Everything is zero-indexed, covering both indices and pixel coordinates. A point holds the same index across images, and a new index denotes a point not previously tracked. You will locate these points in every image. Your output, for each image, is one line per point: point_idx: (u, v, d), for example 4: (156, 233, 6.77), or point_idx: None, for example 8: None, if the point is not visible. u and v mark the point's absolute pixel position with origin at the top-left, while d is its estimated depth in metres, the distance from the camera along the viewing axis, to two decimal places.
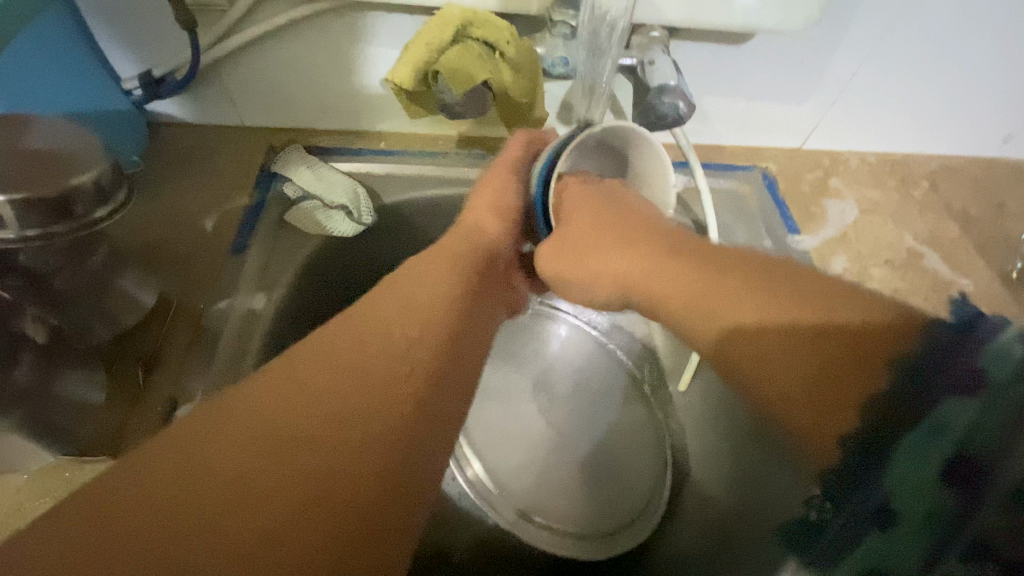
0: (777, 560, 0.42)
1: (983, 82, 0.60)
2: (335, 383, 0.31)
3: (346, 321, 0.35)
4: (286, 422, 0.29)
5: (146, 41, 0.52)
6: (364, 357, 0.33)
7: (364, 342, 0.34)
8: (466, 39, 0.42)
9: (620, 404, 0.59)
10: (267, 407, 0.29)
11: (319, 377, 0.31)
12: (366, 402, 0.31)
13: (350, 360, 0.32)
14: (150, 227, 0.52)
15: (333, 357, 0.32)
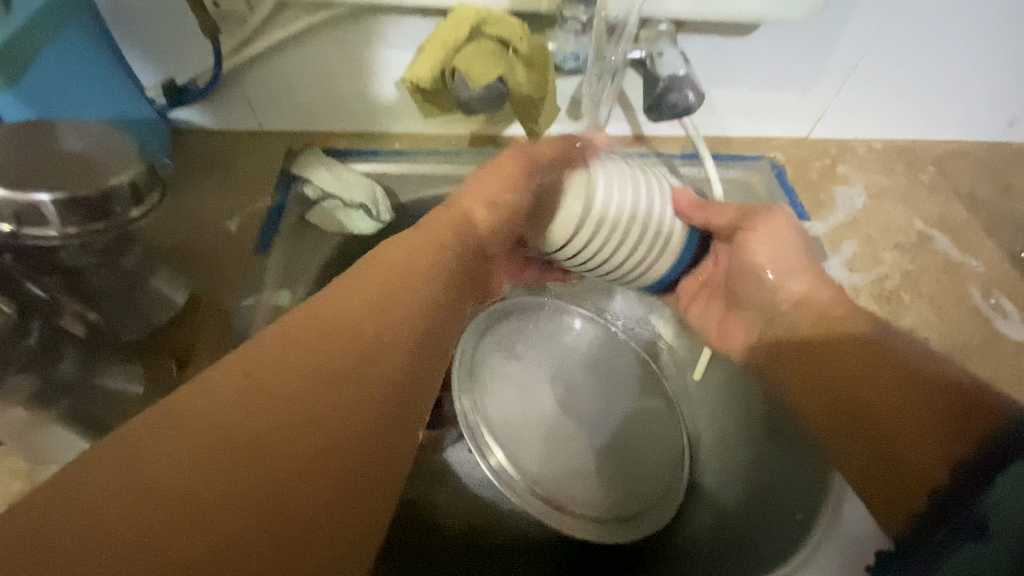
0: (797, 535, 0.43)
1: (986, 66, 0.61)
2: (305, 384, 0.27)
3: (320, 313, 0.31)
4: (251, 418, 0.25)
5: (168, 50, 0.54)
6: (337, 349, 0.29)
7: (334, 334, 0.30)
8: (480, 37, 0.43)
9: (636, 395, 0.61)
10: (226, 397, 0.26)
11: (286, 372, 0.27)
12: (339, 402, 0.28)
13: (316, 355, 0.29)
14: (177, 229, 0.54)
15: (301, 351, 0.28)
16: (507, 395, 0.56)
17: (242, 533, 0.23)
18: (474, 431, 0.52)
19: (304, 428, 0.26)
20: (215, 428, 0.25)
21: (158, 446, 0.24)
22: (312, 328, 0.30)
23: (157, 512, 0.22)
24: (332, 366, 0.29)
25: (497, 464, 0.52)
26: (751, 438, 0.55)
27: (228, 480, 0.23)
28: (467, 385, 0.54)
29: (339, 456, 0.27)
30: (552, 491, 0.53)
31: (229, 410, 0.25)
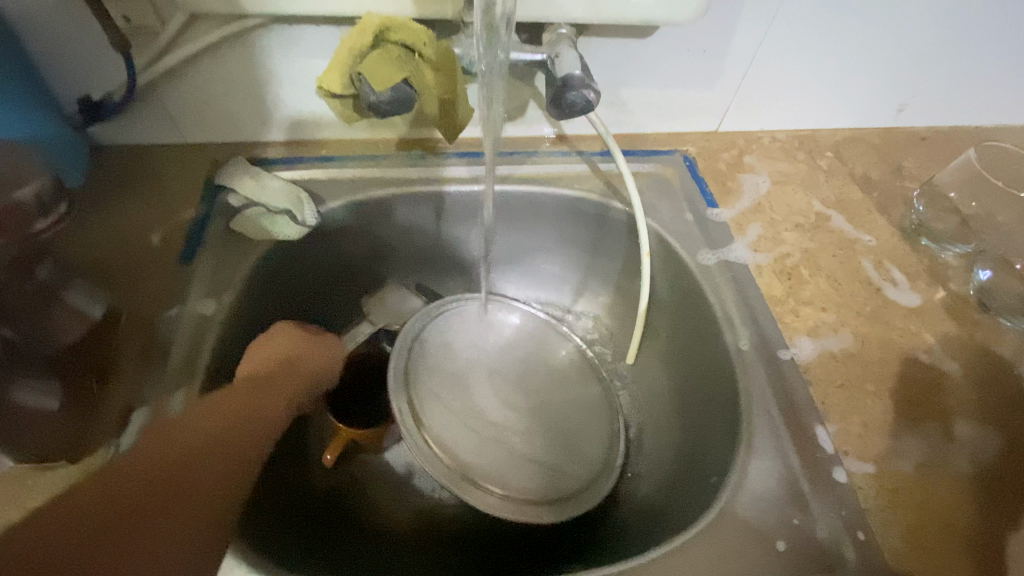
0: (710, 498, 0.46)
1: (866, 59, 0.66)
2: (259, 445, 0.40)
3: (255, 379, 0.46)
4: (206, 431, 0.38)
5: (81, 66, 0.53)
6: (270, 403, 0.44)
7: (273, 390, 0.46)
8: (385, 43, 0.45)
9: (575, 384, 0.63)
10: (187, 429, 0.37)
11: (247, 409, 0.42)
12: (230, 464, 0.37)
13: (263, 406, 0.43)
14: (97, 245, 0.54)
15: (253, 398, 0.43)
16: (446, 392, 0.58)
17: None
18: (410, 426, 0.53)
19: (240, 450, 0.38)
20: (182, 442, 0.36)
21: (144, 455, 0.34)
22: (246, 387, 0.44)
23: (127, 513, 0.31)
24: (267, 406, 0.43)
25: (435, 457, 0.52)
26: (679, 412, 0.58)
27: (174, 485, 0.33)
28: (405, 384, 0.56)
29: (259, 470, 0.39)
30: (490, 479, 0.53)
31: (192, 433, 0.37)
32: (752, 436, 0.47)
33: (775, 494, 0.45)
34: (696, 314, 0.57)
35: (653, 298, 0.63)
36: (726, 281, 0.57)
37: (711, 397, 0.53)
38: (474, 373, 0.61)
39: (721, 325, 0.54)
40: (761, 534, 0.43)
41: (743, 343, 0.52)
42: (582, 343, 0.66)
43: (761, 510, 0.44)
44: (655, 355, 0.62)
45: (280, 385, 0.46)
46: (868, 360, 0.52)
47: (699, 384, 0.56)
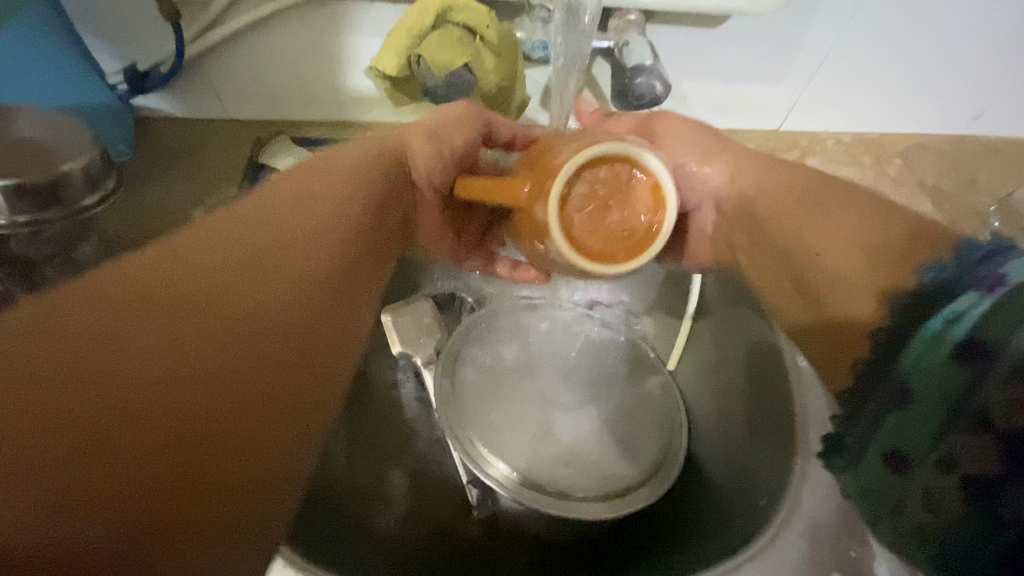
0: (760, 521, 0.45)
1: (950, 60, 0.62)
2: (286, 293, 0.35)
3: (229, 291, 0.33)
4: (134, 401, 0.29)
5: (129, 34, 0.52)
6: (299, 241, 0.36)
7: (314, 206, 0.38)
8: (446, 24, 0.43)
9: (626, 381, 0.60)
10: (147, 363, 0.29)
11: (278, 259, 0.35)
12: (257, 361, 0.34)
13: (299, 240, 0.37)
14: (140, 220, 0.53)
15: (277, 232, 0.36)
16: (486, 391, 0.57)
17: (155, 461, 0.29)
18: (465, 443, 0.53)
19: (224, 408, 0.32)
20: (131, 381, 0.29)
21: (99, 371, 0.28)
22: (207, 313, 0.32)
23: (58, 466, 0.26)
24: (243, 303, 0.33)
25: (495, 473, 0.52)
26: (732, 423, 0.55)
27: (130, 446, 0.28)
28: (446, 394, 0.56)
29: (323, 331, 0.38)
30: (543, 477, 0.52)
31: (127, 353, 0.29)
32: (808, 459, 0.45)
33: (838, 527, 0.42)
34: (752, 326, 0.55)
35: (702, 303, 0.60)
36: None
37: (767, 412, 0.51)
38: (520, 375, 0.59)
39: (779, 341, 0.52)
40: (817, 566, 0.40)
41: (800, 360, 0.50)
42: (633, 335, 0.64)
43: (816, 540, 0.41)
44: (702, 364, 0.60)
45: (292, 209, 0.37)
46: None
47: (753, 395, 0.54)
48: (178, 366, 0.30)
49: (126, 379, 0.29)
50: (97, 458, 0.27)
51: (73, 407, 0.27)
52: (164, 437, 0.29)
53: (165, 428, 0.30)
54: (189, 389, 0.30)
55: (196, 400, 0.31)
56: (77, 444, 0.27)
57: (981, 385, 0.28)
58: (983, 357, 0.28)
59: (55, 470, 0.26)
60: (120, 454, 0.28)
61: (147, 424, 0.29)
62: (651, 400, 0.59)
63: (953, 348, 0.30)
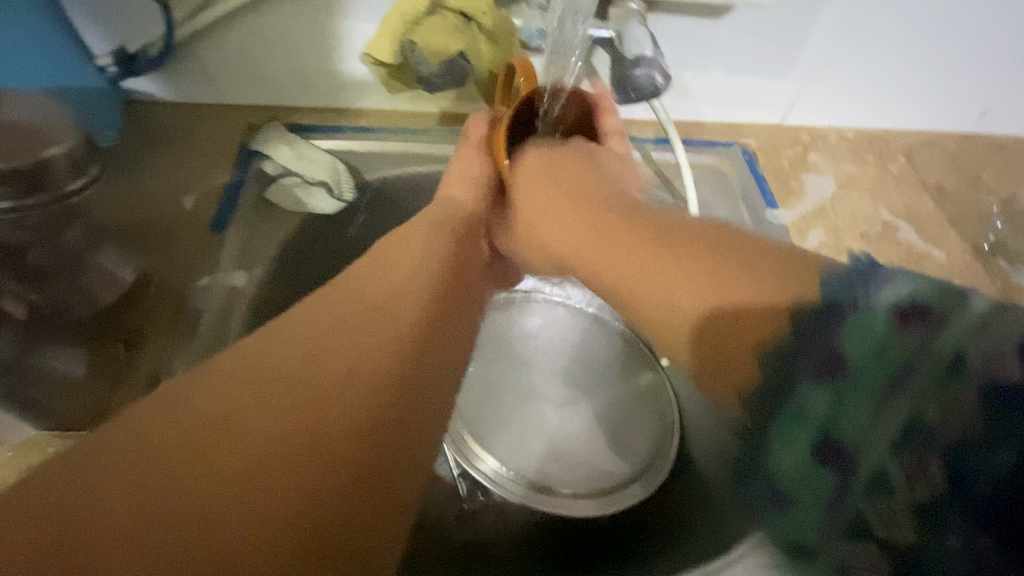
0: (747, 520, 0.45)
1: (959, 56, 0.60)
2: (382, 360, 0.32)
3: (284, 340, 0.31)
4: (165, 458, 0.24)
5: (114, 14, 0.50)
6: (357, 343, 0.32)
7: (345, 308, 0.34)
8: (442, 9, 0.42)
9: (620, 379, 0.59)
10: (253, 517, 0.24)
11: (301, 344, 0.31)
12: (319, 441, 0.27)
13: (328, 324, 0.33)
14: (129, 205, 0.52)
15: (310, 325, 0.32)
16: (476, 388, 0.57)
17: (235, 499, 0.24)
18: (459, 442, 0.53)
19: (313, 440, 0.27)
20: (152, 440, 0.25)
21: (199, 465, 0.25)
22: (258, 408, 0.27)
23: (140, 470, 0.24)
24: (322, 390, 0.29)
25: (489, 471, 0.53)
26: (726, 420, 0.55)
27: (226, 469, 0.25)
28: None
29: (408, 405, 0.31)
30: (534, 473, 0.53)
31: (179, 415, 0.26)
32: None
33: None
34: None
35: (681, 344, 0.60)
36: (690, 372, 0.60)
37: None
38: (511, 373, 0.59)
39: None
40: None
41: None
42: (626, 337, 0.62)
43: None
44: None
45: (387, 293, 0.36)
46: None
47: None
48: (230, 429, 0.26)
49: (162, 435, 0.25)
50: (234, 481, 0.25)
51: (267, 437, 0.26)
52: (277, 486, 0.25)
53: (236, 493, 0.24)
54: (226, 428, 0.26)
55: (250, 443, 0.26)
56: (142, 462, 0.24)
57: (794, 388, 0.23)
58: (928, 520, 0.20)
59: (129, 487, 0.23)
60: (187, 489, 0.24)
61: (254, 479, 0.25)
62: (646, 401, 0.58)
63: (815, 439, 0.22)
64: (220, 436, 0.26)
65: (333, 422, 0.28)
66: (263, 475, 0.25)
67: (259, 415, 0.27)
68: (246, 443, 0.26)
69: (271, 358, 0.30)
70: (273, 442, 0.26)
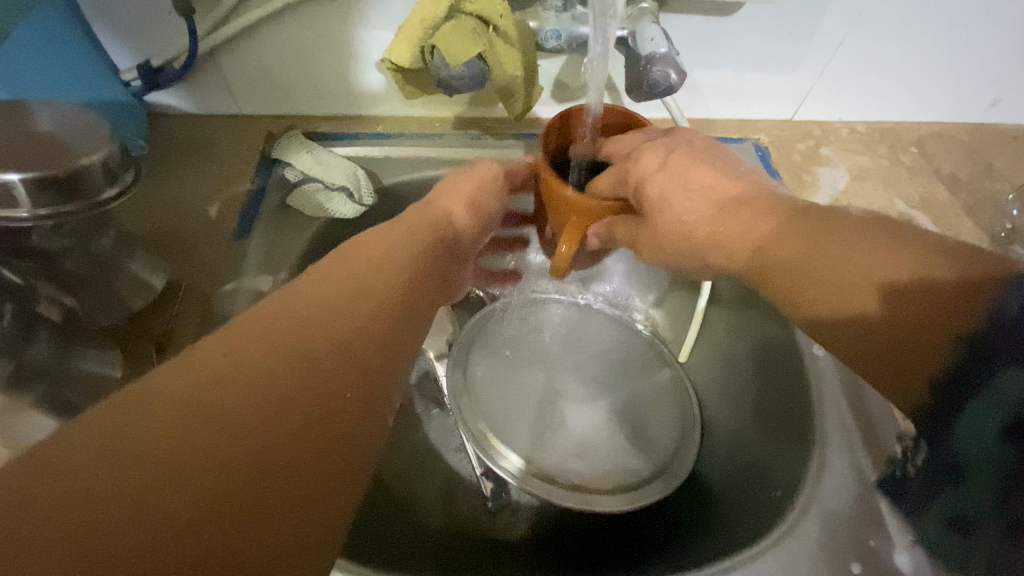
0: (775, 511, 0.45)
1: (967, 47, 0.61)
2: (344, 306, 0.30)
3: (248, 354, 0.26)
4: (119, 446, 0.21)
5: (139, 29, 0.52)
6: (337, 304, 0.30)
7: (310, 315, 0.29)
8: (459, 14, 0.43)
9: (637, 375, 0.60)
10: (245, 475, 0.22)
11: (254, 355, 0.26)
12: (287, 390, 0.25)
13: (287, 338, 0.27)
14: (155, 214, 0.54)
15: (268, 337, 0.27)
16: (494, 387, 0.57)
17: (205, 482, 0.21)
18: (481, 439, 0.53)
19: (266, 462, 0.23)
20: (123, 431, 0.22)
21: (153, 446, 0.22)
22: (238, 374, 0.25)
23: (79, 522, 0.19)
24: (291, 343, 0.27)
25: (511, 467, 0.53)
26: (744, 415, 0.55)
27: (208, 503, 0.21)
28: (462, 391, 0.56)
29: (338, 433, 0.26)
30: (553, 469, 0.53)
31: (130, 456, 0.21)
32: (824, 447, 0.46)
33: (852, 516, 0.42)
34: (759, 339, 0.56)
35: (705, 333, 0.61)
36: (711, 366, 0.60)
37: (778, 418, 0.51)
38: (532, 370, 0.60)
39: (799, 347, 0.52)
40: (835, 557, 0.40)
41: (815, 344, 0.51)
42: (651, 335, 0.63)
43: (834, 529, 0.42)
44: (714, 357, 0.60)
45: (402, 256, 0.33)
46: None
47: (764, 401, 0.53)
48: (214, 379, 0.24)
49: (123, 467, 0.21)
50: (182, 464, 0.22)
51: (208, 402, 0.23)
52: (246, 447, 0.23)
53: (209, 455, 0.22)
54: (194, 404, 0.23)
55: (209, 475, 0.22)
56: (89, 497, 0.20)
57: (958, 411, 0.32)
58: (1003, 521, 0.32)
59: (80, 526, 0.19)
60: (118, 490, 0.20)
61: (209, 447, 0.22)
62: (665, 398, 0.59)
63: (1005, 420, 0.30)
64: (140, 416, 0.23)
65: (298, 368, 0.26)
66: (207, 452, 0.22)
67: (237, 375, 0.25)
68: (184, 420, 0.23)
69: (248, 325, 0.27)
70: (234, 397, 0.24)
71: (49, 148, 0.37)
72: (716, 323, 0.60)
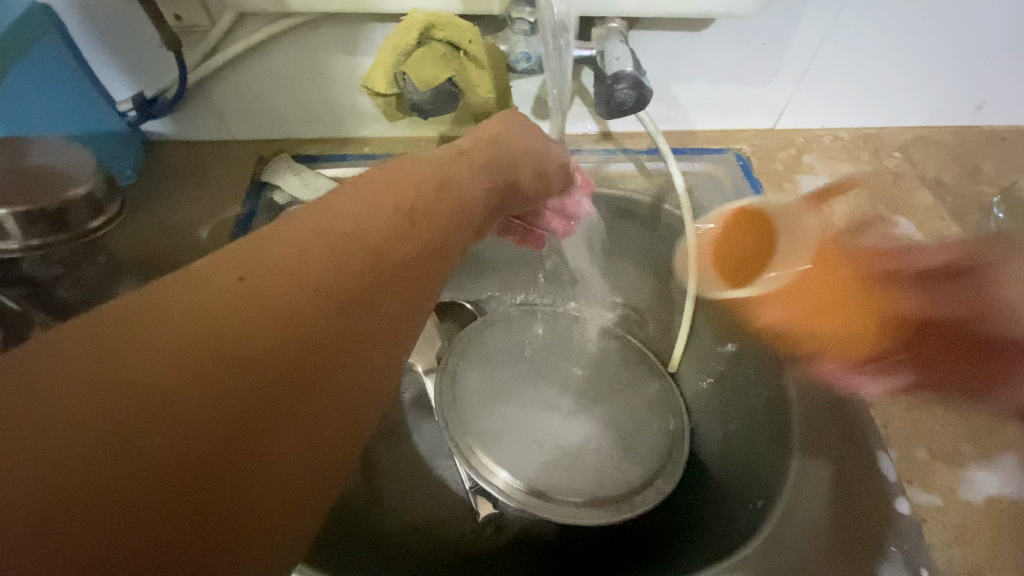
0: (755, 522, 0.44)
1: (944, 53, 0.61)
2: (381, 230, 0.26)
3: (270, 279, 0.22)
4: (114, 369, 0.19)
5: (132, 63, 0.54)
6: (372, 230, 0.26)
7: (344, 245, 0.25)
8: (430, 40, 0.44)
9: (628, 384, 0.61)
10: (243, 423, 0.20)
11: (273, 284, 0.22)
12: (302, 328, 0.22)
13: (317, 269, 0.23)
14: (149, 239, 0.56)
15: (293, 264, 0.23)
16: (485, 402, 0.58)
17: (200, 425, 0.19)
18: (470, 457, 0.54)
19: (266, 409, 0.21)
20: (117, 353, 0.19)
21: (148, 375, 0.19)
22: (252, 304, 0.22)
23: (70, 447, 0.17)
24: (317, 271, 0.23)
25: (502, 484, 0.53)
26: (732, 423, 0.55)
27: (191, 449, 0.19)
28: (450, 408, 0.56)
29: (349, 381, 0.23)
30: (546, 484, 0.53)
31: (127, 386, 0.19)
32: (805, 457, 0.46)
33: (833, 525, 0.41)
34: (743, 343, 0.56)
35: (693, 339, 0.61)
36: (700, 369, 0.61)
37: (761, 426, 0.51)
38: (522, 382, 0.60)
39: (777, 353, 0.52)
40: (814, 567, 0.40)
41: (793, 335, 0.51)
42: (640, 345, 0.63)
43: (813, 538, 0.41)
44: (702, 364, 0.61)
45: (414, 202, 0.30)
46: (939, 383, 0.48)
47: (749, 409, 0.53)
48: (226, 306, 0.21)
49: (121, 393, 0.19)
50: (179, 403, 0.19)
51: (220, 333, 0.21)
52: (248, 392, 0.20)
53: (210, 395, 0.20)
54: (202, 331, 0.20)
55: (211, 416, 0.19)
56: (82, 421, 0.18)
57: None
58: None
59: (69, 464, 0.17)
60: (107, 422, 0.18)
61: (210, 387, 0.20)
62: (655, 407, 0.59)
63: None
64: (142, 335, 0.20)
65: (319, 306, 0.23)
66: (206, 392, 0.20)
67: (252, 305, 0.21)
68: (187, 351, 0.20)
69: (277, 239, 0.24)
70: (245, 331, 0.21)
71: (37, 182, 0.39)
72: (703, 329, 0.60)
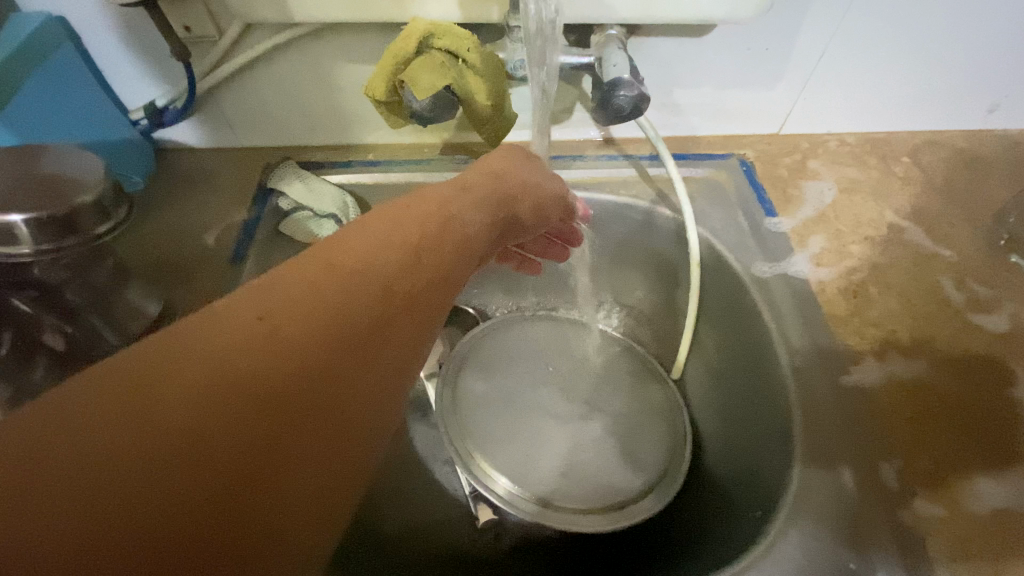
0: (755, 532, 0.44)
1: (952, 57, 0.60)
2: (389, 260, 0.27)
3: (289, 317, 0.23)
4: (138, 414, 0.19)
5: (143, 73, 0.56)
6: (377, 259, 0.26)
7: (351, 278, 0.25)
8: (430, 49, 0.45)
9: (629, 391, 0.60)
10: (264, 465, 0.21)
11: (291, 322, 0.23)
12: (318, 364, 0.23)
13: (331, 305, 0.24)
14: (157, 244, 0.57)
15: (309, 300, 0.23)
16: (485, 409, 0.58)
17: (223, 468, 0.19)
18: (470, 463, 0.54)
19: (283, 447, 0.21)
20: (142, 397, 0.19)
21: (172, 416, 0.19)
22: (273, 343, 0.22)
23: (92, 489, 0.18)
24: (332, 308, 0.24)
25: (502, 490, 0.53)
26: (733, 430, 0.54)
27: (216, 490, 0.19)
28: (449, 414, 0.57)
29: (360, 415, 0.24)
30: (547, 492, 0.53)
31: (149, 428, 0.19)
32: None
33: (834, 535, 0.40)
34: (742, 346, 0.55)
35: (697, 345, 0.61)
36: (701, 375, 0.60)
37: (761, 433, 0.50)
38: (522, 388, 0.60)
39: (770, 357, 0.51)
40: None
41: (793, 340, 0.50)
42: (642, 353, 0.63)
43: (812, 548, 0.40)
44: (704, 370, 0.60)
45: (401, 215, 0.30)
46: (947, 392, 0.47)
47: (749, 417, 0.52)
48: (246, 345, 0.21)
49: (142, 432, 0.19)
50: (202, 447, 0.19)
51: (242, 373, 0.21)
52: (266, 431, 0.21)
53: (233, 437, 0.20)
54: (225, 371, 0.21)
55: (229, 457, 0.20)
56: (106, 468, 0.18)
57: None
58: None
59: (93, 509, 0.17)
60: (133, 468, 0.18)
61: (234, 430, 0.20)
62: (655, 413, 0.59)
63: None
64: (166, 378, 0.20)
65: (336, 342, 0.23)
66: (228, 434, 0.20)
67: (273, 345, 0.22)
68: (210, 393, 0.20)
69: (291, 276, 0.24)
70: (266, 371, 0.21)
71: (47, 189, 0.40)
72: (704, 335, 0.60)
